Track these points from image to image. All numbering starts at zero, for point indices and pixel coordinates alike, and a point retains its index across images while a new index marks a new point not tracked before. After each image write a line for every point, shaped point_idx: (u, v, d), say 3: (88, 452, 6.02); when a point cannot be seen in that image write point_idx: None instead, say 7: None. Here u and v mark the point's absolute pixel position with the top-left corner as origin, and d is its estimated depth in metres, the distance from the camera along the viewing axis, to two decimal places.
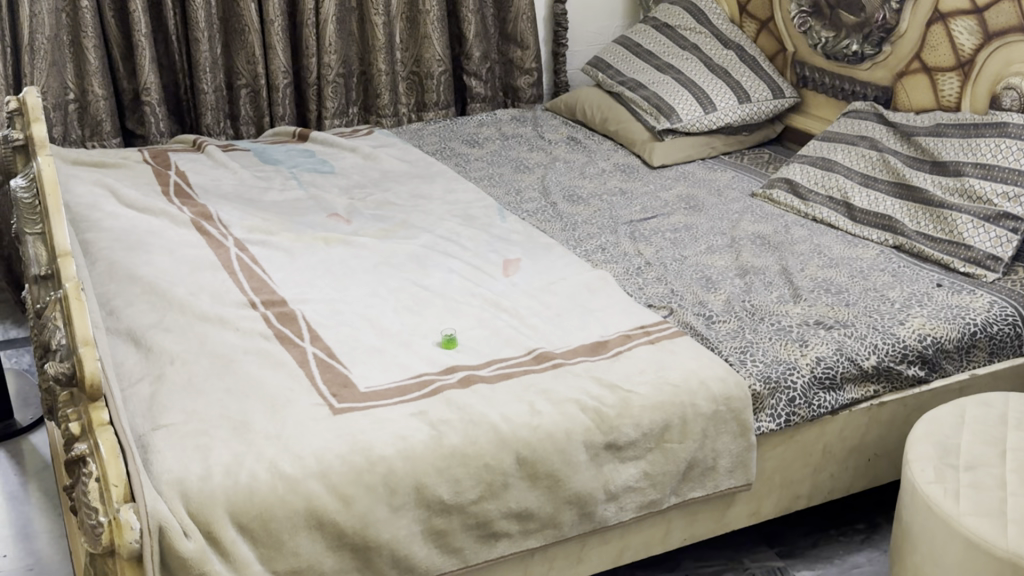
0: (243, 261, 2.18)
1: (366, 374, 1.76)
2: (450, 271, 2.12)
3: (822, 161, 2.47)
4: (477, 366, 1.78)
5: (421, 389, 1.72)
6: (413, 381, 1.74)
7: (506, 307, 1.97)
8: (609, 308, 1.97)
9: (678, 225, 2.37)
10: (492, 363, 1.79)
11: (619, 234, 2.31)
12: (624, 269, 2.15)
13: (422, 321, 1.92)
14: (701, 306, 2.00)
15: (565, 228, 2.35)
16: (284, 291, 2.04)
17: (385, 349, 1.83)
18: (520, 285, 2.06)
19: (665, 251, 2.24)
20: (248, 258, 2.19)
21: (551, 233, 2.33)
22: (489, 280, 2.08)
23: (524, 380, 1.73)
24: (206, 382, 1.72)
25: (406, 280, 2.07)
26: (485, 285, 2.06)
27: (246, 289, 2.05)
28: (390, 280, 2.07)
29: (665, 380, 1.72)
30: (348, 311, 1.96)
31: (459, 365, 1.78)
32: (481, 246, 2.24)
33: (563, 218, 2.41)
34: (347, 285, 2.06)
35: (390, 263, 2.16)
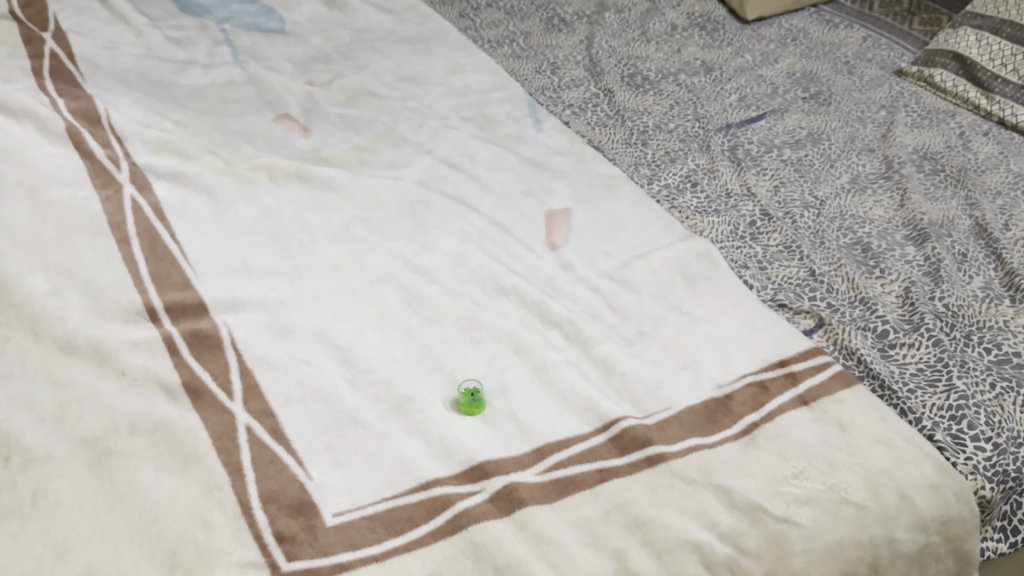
0: (142, 215, 1.41)
1: (335, 480, 1.04)
2: (462, 235, 1.36)
3: (1010, 28, 1.68)
4: (518, 466, 1.05)
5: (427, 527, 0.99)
6: (413, 503, 1.02)
7: (557, 318, 1.23)
8: (721, 318, 1.24)
9: (800, 132, 1.60)
10: (543, 467, 1.05)
11: (716, 153, 1.54)
12: (731, 229, 1.40)
13: (426, 350, 1.19)
14: (865, 307, 1.26)
15: (631, 145, 1.57)
16: (202, 285, 1.29)
17: (366, 418, 1.10)
18: (576, 267, 1.31)
19: (789, 185, 1.48)
20: (152, 213, 1.42)
21: (614, 151, 1.56)
22: (526, 253, 1.33)
23: (604, 496, 1.02)
24: (61, 510, 1.00)
25: (397, 257, 1.32)
26: (521, 267, 1.31)
27: (142, 278, 1.30)
28: (371, 257, 1.32)
29: (841, 498, 1.02)
30: (302, 329, 1.22)
31: (489, 463, 1.05)
32: (507, 180, 1.48)
33: (626, 121, 1.63)
34: (302, 267, 1.31)
35: (369, 218, 1.39)
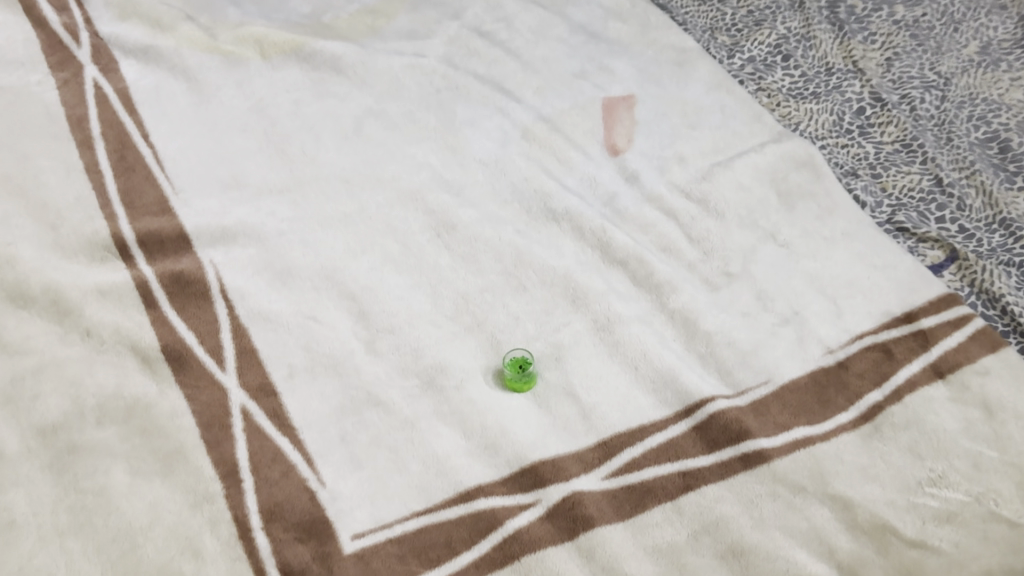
0: (108, 108, 1.15)
1: (353, 488, 0.83)
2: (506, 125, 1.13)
3: None
4: (582, 468, 0.84)
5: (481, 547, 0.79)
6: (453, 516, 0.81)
7: (622, 253, 0.99)
8: (827, 253, 1.00)
9: None
10: (612, 471, 0.84)
11: (816, 10, 1.30)
12: (834, 120, 1.16)
13: (461, 302, 0.96)
14: (1008, 229, 1.03)
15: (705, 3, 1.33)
16: (183, 209, 1.05)
17: (390, 398, 0.89)
18: (644, 179, 1.06)
19: (905, 55, 1.23)
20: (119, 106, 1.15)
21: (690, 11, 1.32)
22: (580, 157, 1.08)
23: (690, 513, 0.81)
24: (15, 534, 0.79)
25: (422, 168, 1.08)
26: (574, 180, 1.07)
27: (109, 200, 1.05)
28: (391, 168, 1.08)
29: (989, 512, 0.82)
30: (306, 272, 0.98)
31: (544, 465, 0.84)
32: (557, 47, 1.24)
33: None
34: (307, 177, 1.07)
35: (388, 113, 1.15)
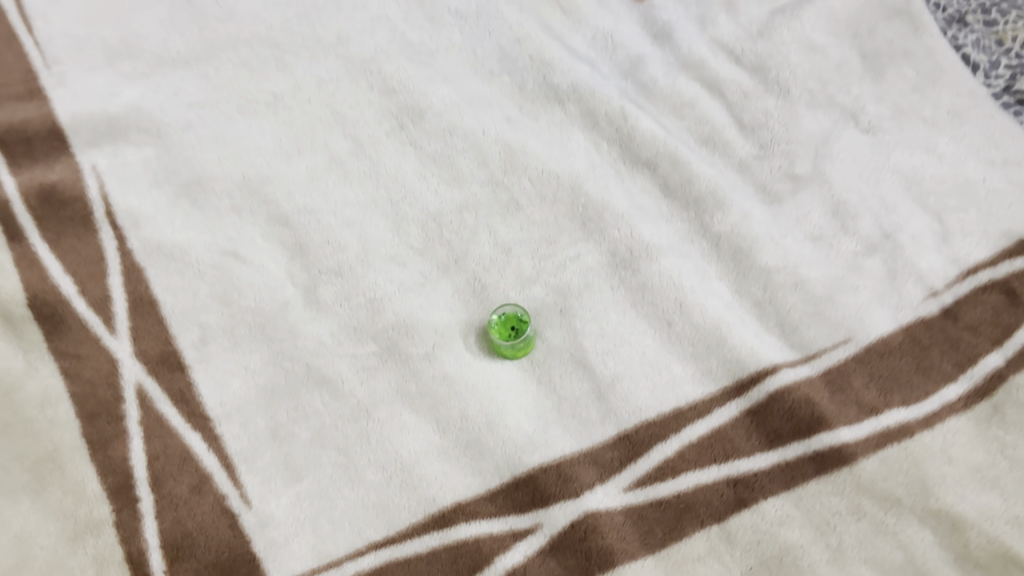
0: None
1: (289, 510, 0.61)
2: None
3: None
4: (596, 476, 0.62)
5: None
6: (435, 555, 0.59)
7: (650, 150, 0.73)
8: (928, 142, 0.74)
9: None
10: (637, 480, 0.62)
11: None
12: None
13: (431, 225, 0.71)
14: None
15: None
16: (58, 93, 0.77)
17: (337, 374, 0.65)
18: (678, 37, 0.79)
19: None
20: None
21: None
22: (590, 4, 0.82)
23: (744, 544, 0.60)
24: None
25: (380, 20, 0.82)
26: (583, 35, 0.81)
27: None
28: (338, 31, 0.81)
29: None
30: (223, 186, 0.73)
31: (545, 473, 0.62)
32: None
33: None
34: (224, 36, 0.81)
35: None
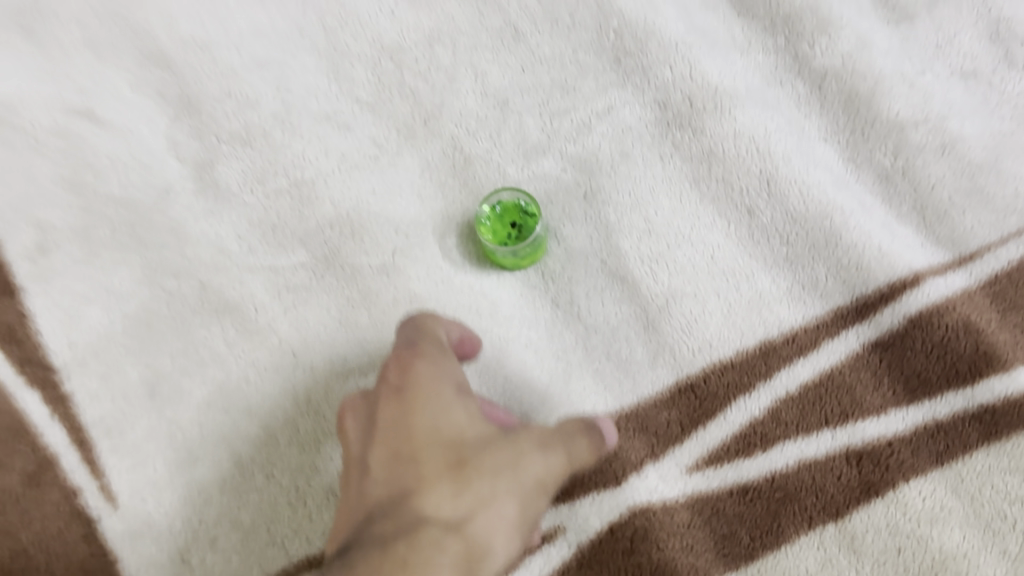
0: None
1: (175, 513, 0.40)
2: None
3: None
4: (647, 450, 0.41)
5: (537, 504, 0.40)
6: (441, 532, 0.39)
7: None
8: None
9: None
10: (708, 454, 0.41)
11: None
12: None
13: (387, 64, 0.47)
14: None
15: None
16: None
17: (248, 299, 0.43)
18: None
19: None
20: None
21: None
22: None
23: (874, 557, 0.39)
24: None
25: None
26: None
27: None
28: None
29: None
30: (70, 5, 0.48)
31: None
32: None
33: None
34: None
35: None
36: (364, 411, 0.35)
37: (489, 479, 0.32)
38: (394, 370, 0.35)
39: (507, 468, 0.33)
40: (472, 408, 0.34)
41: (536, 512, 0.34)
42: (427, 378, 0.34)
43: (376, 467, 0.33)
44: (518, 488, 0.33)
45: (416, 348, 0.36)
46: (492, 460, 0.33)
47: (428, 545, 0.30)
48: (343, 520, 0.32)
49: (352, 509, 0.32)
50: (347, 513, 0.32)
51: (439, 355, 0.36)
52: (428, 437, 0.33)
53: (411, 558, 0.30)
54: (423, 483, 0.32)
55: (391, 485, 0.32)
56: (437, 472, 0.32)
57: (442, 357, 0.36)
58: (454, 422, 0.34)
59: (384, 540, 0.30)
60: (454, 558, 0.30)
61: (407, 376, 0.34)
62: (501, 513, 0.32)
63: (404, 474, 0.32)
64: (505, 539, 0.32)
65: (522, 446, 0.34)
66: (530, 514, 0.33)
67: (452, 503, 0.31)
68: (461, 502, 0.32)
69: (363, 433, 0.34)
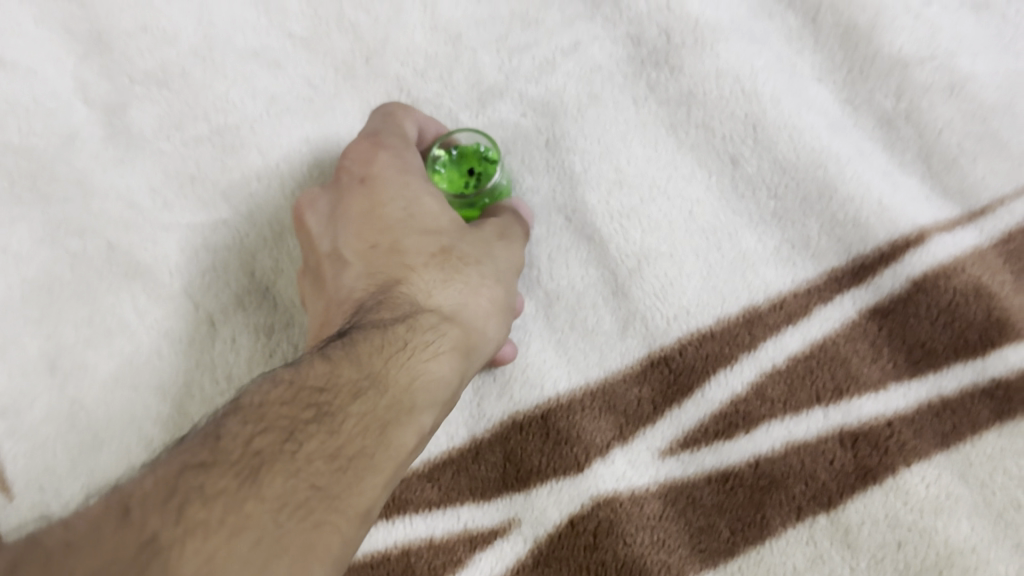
0: None
1: (78, 505, 0.37)
2: None
3: None
4: (613, 430, 0.37)
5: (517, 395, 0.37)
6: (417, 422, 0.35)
7: None
8: None
9: None
10: (683, 437, 0.37)
11: None
12: None
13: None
14: None
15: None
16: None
17: (161, 262, 0.38)
18: None
19: None
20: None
21: None
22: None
23: (870, 553, 0.35)
24: None
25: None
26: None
27: None
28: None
29: None
30: None
31: (522, 433, 0.37)
32: None
33: None
34: None
35: None
36: (325, 201, 0.37)
37: (472, 268, 0.35)
38: (357, 160, 0.37)
39: (482, 256, 0.35)
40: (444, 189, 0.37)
41: (518, 288, 0.37)
42: (389, 168, 0.36)
43: (357, 238, 0.36)
44: (496, 277, 0.35)
45: (379, 135, 0.37)
46: (470, 241, 0.35)
47: (425, 315, 0.32)
48: (329, 313, 0.35)
49: (339, 304, 0.34)
50: (331, 307, 0.35)
51: (404, 142, 0.37)
52: (400, 226, 0.35)
53: (412, 339, 0.31)
54: (412, 273, 0.34)
55: (376, 277, 0.34)
56: (420, 263, 0.35)
57: (405, 147, 0.37)
58: (429, 211, 0.36)
59: (387, 307, 0.33)
60: (452, 340, 0.32)
61: (370, 166, 0.36)
62: (485, 309, 0.34)
63: (386, 264, 0.35)
64: (495, 322, 0.34)
65: (492, 240, 0.36)
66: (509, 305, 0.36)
67: (443, 290, 0.34)
68: (450, 289, 0.34)
69: (327, 224, 0.36)
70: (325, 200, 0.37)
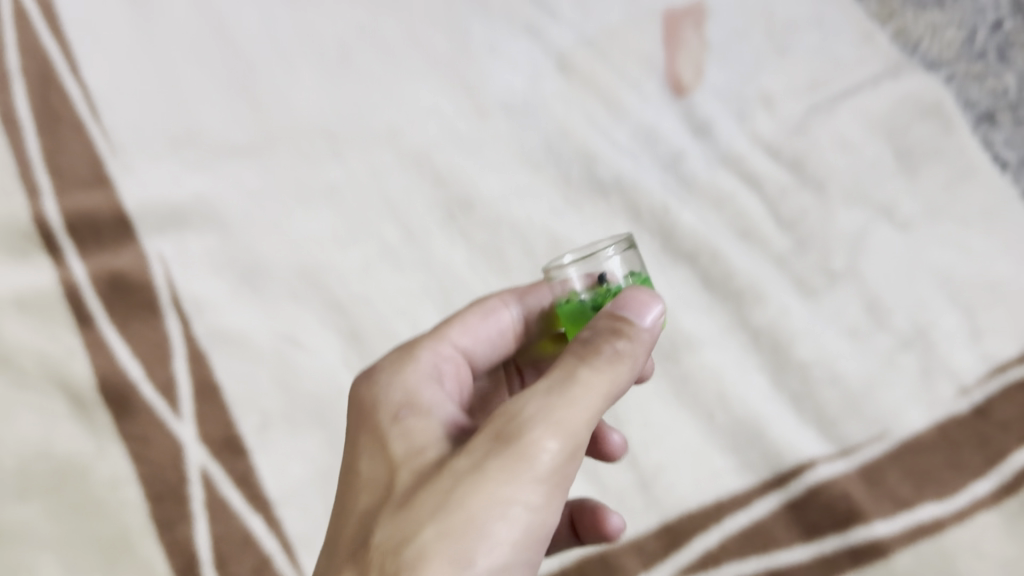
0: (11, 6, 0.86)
1: None
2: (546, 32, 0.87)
3: None
4: (641, 565, 0.66)
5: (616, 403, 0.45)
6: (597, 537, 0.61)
7: (691, 243, 0.76)
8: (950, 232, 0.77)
9: None
10: (680, 569, 0.65)
11: None
12: (964, 39, 0.86)
13: None
14: None
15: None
16: (107, 113, 0.83)
17: None
18: (717, 133, 0.82)
19: None
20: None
21: None
22: (626, 91, 0.85)
23: None
24: None
25: (419, 75, 0.85)
26: (632, 95, 0.84)
27: (27, 162, 0.80)
28: (371, 87, 0.84)
29: None
30: (280, 271, 0.77)
31: (590, 563, 0.66)
32: None
33: None
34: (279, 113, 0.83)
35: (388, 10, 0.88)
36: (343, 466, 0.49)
37: (399, 530, 0.39)
38: (355, 416, 0.50)
39: (416, 528, 0.39)
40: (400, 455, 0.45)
41: (472, 537, 0.38)
42: (369, 420, 0.49)
43: (340, 521, 0.44)
44: (448, 523, 0.38)
45: (372, 379, 0.52)
46: (417, 498, 0.40)
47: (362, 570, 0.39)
48: None
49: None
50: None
51: (383, 393, 0.50)
52: (367, 491, 0.44)
53: None
54: (357, 549, 0.41)
55: (339, 549, 0.43)
56: (366, 539, 0.41)
57: (396, 385, 0.51)
58: (387, 476, 0.44)
59: None
60: None
61: (358, 430, 0.49)
62: (424, 561, 0.37)
63: (344, 543, 0.43)
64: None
65: (461, 470, 0.40)
66: (469, 546, 0.38)
67: (375, 566, 0.39)
68: (380, 567, 0.38)
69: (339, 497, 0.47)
70: (349, 443, 0.49)
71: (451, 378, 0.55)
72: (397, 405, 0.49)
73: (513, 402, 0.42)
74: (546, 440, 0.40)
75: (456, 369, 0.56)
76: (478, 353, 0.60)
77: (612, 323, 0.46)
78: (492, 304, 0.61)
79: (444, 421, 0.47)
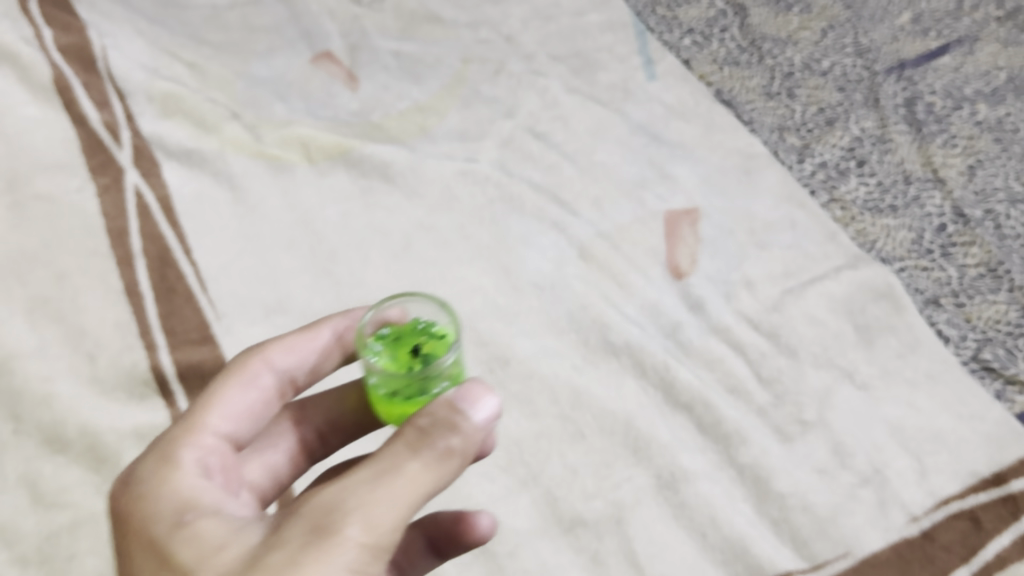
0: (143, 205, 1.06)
1: None
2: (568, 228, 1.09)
3: None
4: None
5: (436, 494, 0.54)
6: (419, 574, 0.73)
7: (687, 395, 0.93)
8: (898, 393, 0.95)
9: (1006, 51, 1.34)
10: None
11: (893, 96, 1.26)
12: (913, 238, 1.09)
13: (513, 450, 0.90)
14: None
15: (746, 52, 1.34)
16: (213, 286, 1.02)
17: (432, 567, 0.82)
18: (710, 308, 1.00)
19: (991, 155, 1.19)
20: (113, 62, 1.18)
21: (750, 90, 1.28)
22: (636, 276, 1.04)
23: None
24: None
25: (468, 261, 1.06)
26: (640, 278, 1.04)
27: (148, 324, 0.97)
28: (430, 269, 1.05)
29: None
30: None
31: None
32: (618, 146, 1.19)
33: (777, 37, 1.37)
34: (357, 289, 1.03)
35: (445, 213, 1.10)
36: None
37: None
38: (140, 532, 0.55)
39: None
40: (201, 561, 0.51)
41: None
42: (156, 535, 0.54)
43: None
44: None
45: (149, 490, 0.57)
46: None
47: None
48: None
49: None
50: None
51: (169, 505, 0.56)
52: None
53: None
54: None
55: None
56: None
57: (173, 496, 0.56)
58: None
59: None
60: None
61: (149, 542, 0.54)
62: None
63: None
64: None
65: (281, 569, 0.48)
66: None
67: None
68: None
69: None
70: (140, 552, 0.54)
71: (219, 471, 0.61)
72: (177, 519, 0.55)
73: (325, 498, 0.51)
74: (353, 531, 0.49)
75: (222, 460, 0.61)
76: (246, 429, 0.66)
77: (447, 416, 0.56)
78: (253, 368, 0.68)
79: (227, 517, 0.55)
